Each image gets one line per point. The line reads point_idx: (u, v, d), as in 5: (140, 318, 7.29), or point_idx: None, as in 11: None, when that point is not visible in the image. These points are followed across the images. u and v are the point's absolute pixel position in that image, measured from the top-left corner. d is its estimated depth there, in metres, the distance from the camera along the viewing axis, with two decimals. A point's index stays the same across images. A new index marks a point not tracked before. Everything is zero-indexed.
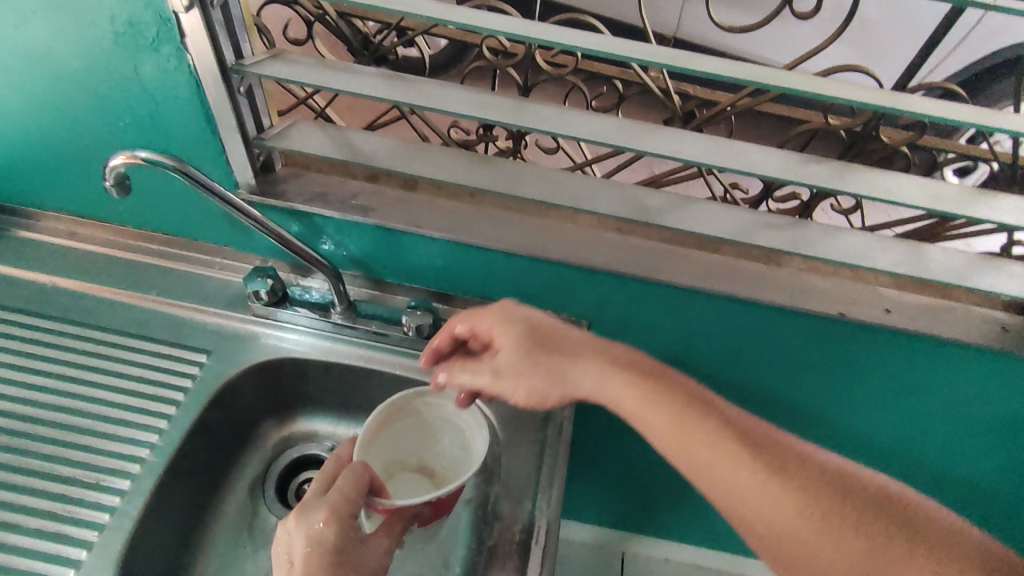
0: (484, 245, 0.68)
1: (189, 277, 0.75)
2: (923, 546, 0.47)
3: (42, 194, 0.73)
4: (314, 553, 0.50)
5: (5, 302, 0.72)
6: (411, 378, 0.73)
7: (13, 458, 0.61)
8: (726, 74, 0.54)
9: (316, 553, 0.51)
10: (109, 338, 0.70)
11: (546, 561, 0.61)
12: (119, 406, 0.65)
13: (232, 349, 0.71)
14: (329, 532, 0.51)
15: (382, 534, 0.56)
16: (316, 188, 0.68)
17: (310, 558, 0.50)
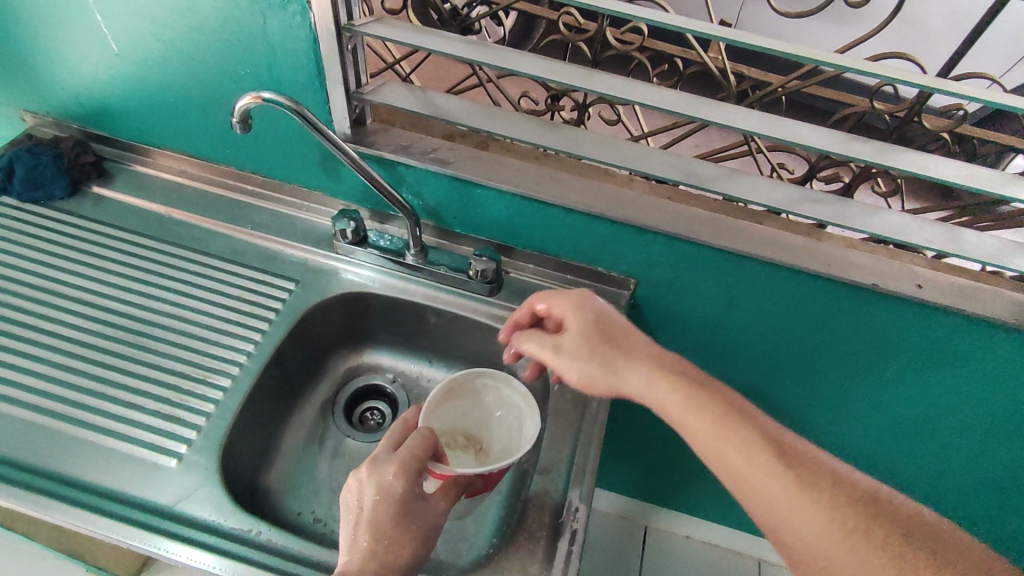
0: (546, 200, 0.75)
1: (282, 216, 0.85)
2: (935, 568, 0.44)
3: (162, 135, 0.84)
4: (382, 500, 0.56)
5: (126, 226, 0.83)
6: (470, 319, 0.81)
7: (132, 351, 0.71)
8: (801, 53, 0.56)
9: (385, 501, 0.56)
10: (211, 263, 0.80)
11: (585, 480, 0.67)
12: (220, 318, 0.75)
13: (317, 281, 0.80)
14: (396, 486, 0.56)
15: (442, 497, 0.59)
16: (401, 141, 0.77)
17: (377, 506, 0.55)
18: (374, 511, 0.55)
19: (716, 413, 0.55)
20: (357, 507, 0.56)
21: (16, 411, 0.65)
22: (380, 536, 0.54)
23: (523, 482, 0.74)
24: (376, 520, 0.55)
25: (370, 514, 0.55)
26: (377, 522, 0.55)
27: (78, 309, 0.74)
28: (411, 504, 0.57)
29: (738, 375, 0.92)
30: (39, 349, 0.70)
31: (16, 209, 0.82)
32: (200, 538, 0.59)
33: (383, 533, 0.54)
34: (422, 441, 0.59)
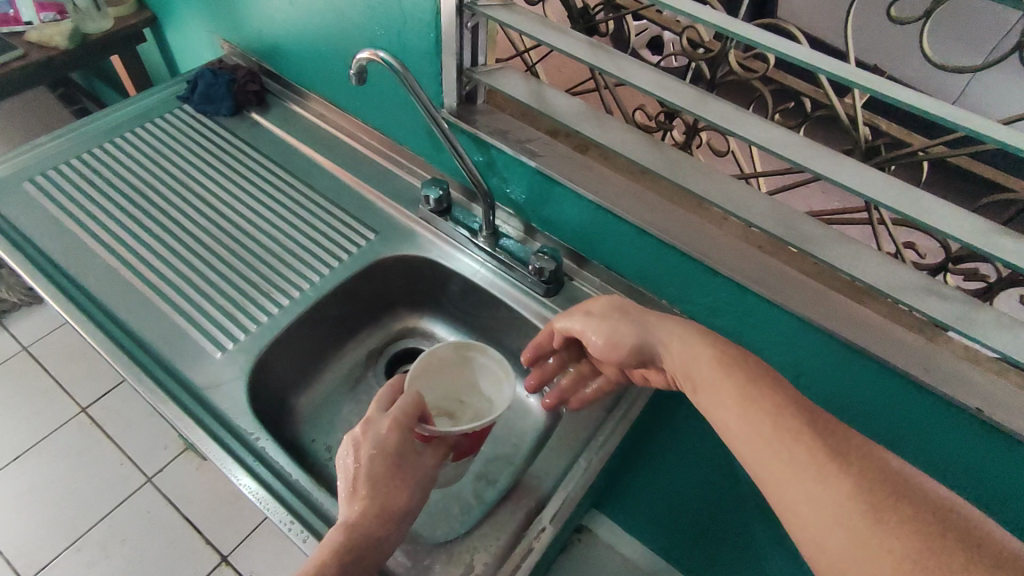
0: (621, 215, 0.72)
1: (386, 170, 0.91)
2: (897, 500, 0.41)
3: (313, 80, 0.94)
4: (371, 458, 0.56)
5: (262, 151, 0.95)
6: (519, 313, 0.81)
7: (223, 253, 0.81)
8: (931, 109, 0.50)
9: (380, 454, 0.56)
10: (314, 197, 0.88)
11: (595, 454, 0.68)
12: (300, 246, 0.83)
13: (394, 236, 0.85)
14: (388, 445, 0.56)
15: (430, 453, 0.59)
16: (501, 125, 0.78)
17: (374, 463, 0.55)
18: (369, 466, 0.55)
19: (749, 396, 0.51)
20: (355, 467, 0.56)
21: (126, 273, 0.77)
22: (377, 485, 0.55)
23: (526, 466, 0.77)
24: (372, 476, 0.55)
25: (367, 470, 0.55)
26: (372, 476, 0.55)
27: (200, 207, 0.86)
28: (406, 456, 0.57)
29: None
30: (161, 230, 0.82)
31: (192, 118, 0.98)
32: (217, 430, 0.66)
33: (378, 489, 0.55)
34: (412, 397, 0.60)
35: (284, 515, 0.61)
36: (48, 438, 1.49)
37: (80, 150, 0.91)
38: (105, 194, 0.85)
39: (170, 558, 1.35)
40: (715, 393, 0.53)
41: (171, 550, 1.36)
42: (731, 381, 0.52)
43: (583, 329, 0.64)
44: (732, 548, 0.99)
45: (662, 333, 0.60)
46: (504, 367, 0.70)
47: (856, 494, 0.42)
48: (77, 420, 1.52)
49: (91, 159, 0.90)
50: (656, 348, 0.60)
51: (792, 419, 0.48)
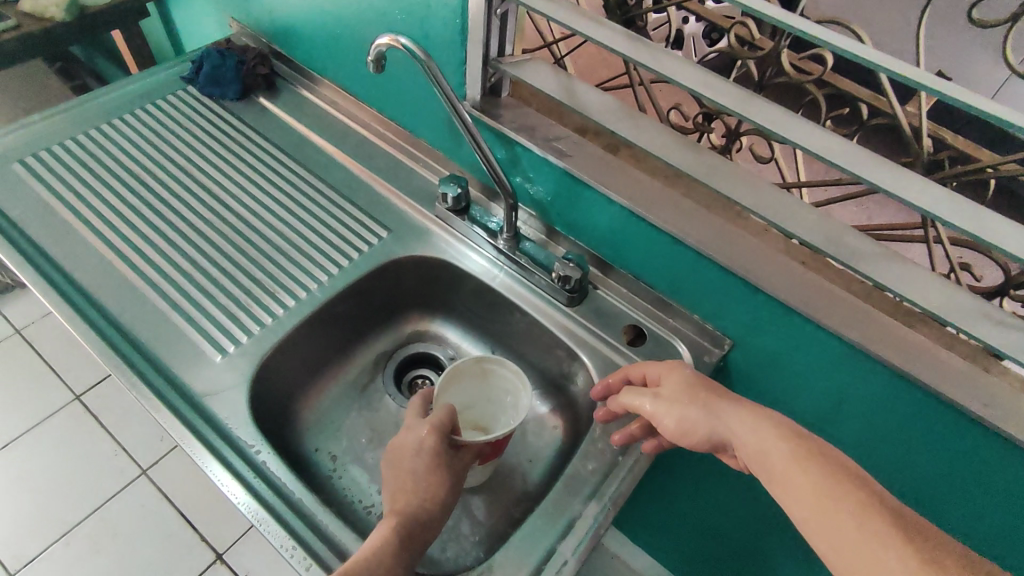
0: (655, 223, 0.67)
1: (400, 164, 0.86)
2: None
3: (326, 65, 0.89)
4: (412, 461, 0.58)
5: (270, 138, 0.89)
6: (540, 323, 0.76)
7: (227, 247, 0.76)
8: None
9: (420, 455, 0.57)
10: (324, 190, 0.83)
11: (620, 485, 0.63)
12: (309, 243, 0.78)
13: (408, 235, 0.81)
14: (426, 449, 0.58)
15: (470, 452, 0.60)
16: (528, 121, 0.73)
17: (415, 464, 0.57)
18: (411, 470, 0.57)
19: (824, 477, 0.48)
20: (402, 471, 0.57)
21: (123, 266, 0.72)
22: (419, 483, 0.56)
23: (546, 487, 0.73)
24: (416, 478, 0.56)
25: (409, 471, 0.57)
26: (416, 475, 0.56)
27: (204, 197, 0.81)
28: (445, 459, 0.58)
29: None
30: (161, 220, 0.77)
31: (196, 100, 0.93)
32: (218, 443, 0.62)
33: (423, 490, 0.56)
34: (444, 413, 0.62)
35: (287, 538, 0.57)
36: (40, 426, 1.45)
37: (77, 131, 0.86)
38: (102, 180, 0.80)
39: (163, 554, 1.31)
40: (781, 469, 0.50)
41: (163, 546, 1.32)
42: (802, 460, 0.49)
43: (653, 412, 0.61)
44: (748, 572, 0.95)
45: (730, 418, 0.56)
46: (522, 379, 0.68)
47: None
48: (71, 407, 1.48)
49: (88, 141, 0.84)
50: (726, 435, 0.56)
51: (868, 506, 0.45)
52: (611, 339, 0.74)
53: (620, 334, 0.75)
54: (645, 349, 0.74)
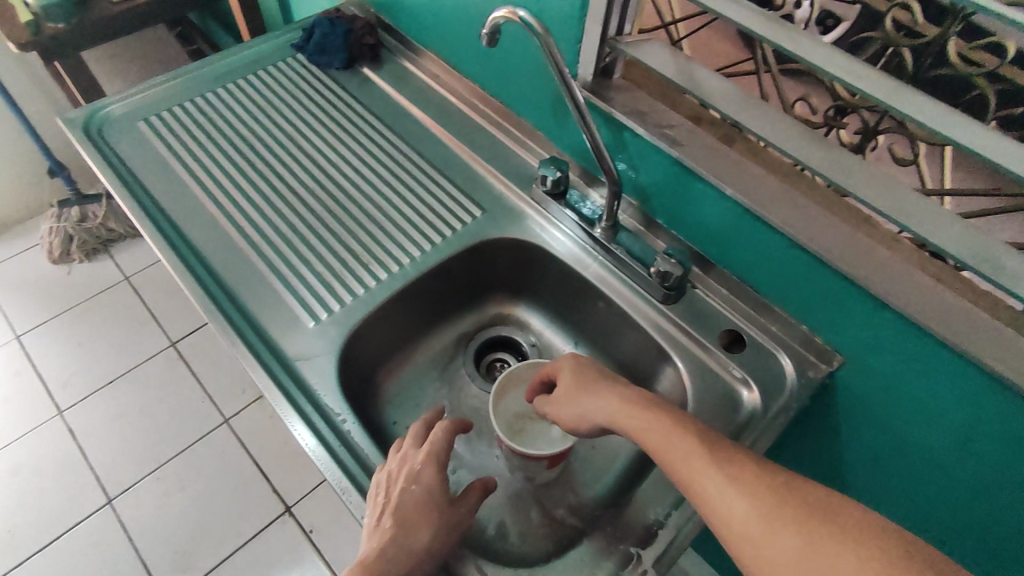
0: (771, 221, 0.61)
1: (500, 143, 0.85)
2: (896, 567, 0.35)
3: (434, 38, 0.88)
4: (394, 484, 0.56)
5: (373, 110, 0.90)
6: (631, 318, 0.73)
7: (326, 215, 0.77)
8: None
9: (417, 488, 0.55)
10: (422, 165, 0.83)
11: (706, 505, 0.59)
12: (404, 217, 0.78)
13: (503, 217, 0.79)
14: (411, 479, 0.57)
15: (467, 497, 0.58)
16: (639, 105, 0.69)
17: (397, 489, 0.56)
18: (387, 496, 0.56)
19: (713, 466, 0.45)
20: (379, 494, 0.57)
21: (229, 226, 0.75)
22: (409, 518, 0.54)
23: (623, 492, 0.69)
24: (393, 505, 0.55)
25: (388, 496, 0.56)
26: (402, 507, 0.54)
27: (307, 163, 0.82)
28: (441, 499, 0.56)
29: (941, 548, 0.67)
30: (266, 183, 0.80)
31: (306, 68, 0.95)
32: (305, 406, 0.63)
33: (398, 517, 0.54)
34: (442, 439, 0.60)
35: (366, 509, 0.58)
36: (139, 367, 1.56)
37: (195, 93, 0.89)
38: (215, 141, 0.83)
39: (236, 501, 1.39)
40: (675, 457, 0.47)
41: (238, 492, 1.40)
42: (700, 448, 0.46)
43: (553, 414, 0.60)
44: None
45: (608, 409, 0.55)
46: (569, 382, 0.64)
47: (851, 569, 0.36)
48: (167, 352, 1.58)
49: (205, 102, 0.88)
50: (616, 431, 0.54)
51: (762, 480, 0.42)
52: (707, 342, 0.68)
53: (717, 338, 0.69)
54: (743, 356, 0.67)
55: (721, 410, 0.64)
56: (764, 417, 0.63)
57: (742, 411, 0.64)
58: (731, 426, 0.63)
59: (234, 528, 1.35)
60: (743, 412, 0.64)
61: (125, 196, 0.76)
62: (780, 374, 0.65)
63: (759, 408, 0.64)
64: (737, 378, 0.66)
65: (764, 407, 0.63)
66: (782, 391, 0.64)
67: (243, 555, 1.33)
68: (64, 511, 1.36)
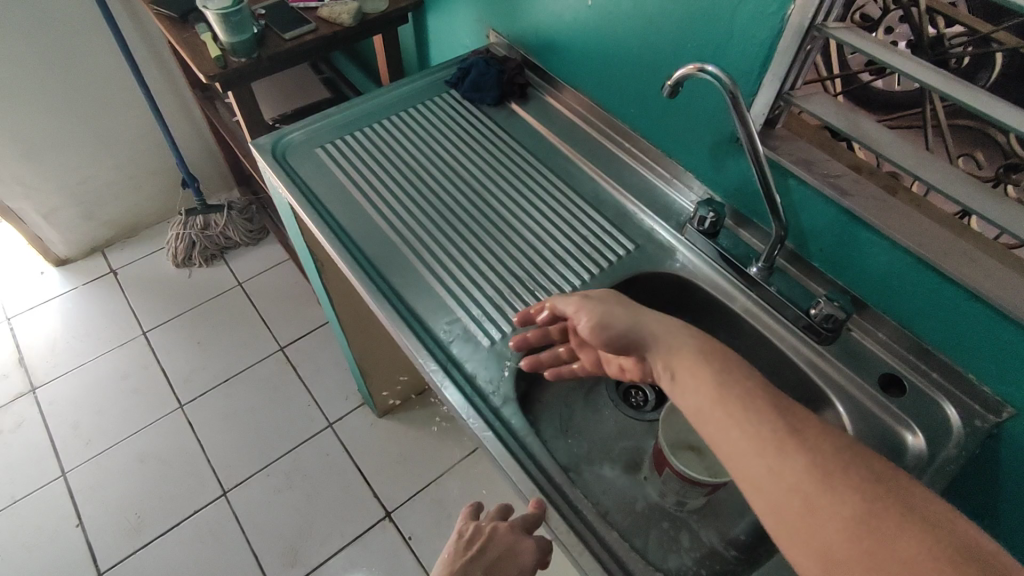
0: (948, 272, 0.63)
1: (648, 182, 0.91)
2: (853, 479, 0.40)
3: (587, 81, 0.95)
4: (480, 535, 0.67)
5: (525, 146, 0.97)
6: (786, 355, 0.75)
7: (491, 242, 0.84)
8: None
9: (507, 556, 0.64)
10: (575, 199, 0.89)
11: None
12: (564, 247, 0.83)
13: (653, 252, 0.84)
14: (485, 546, 0.65)
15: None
16: (804, 154, 0.73)
17: (476, 544, 0.66)
18: (463, 540, 0.68)
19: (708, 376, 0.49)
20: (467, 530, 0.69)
21: (407, 250, 0.82)
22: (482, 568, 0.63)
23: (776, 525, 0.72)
24: (456, 554, 0.66)
25: (464, 543, 0.67)
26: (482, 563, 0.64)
27: (471, 194, 0.89)
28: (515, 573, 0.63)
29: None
30: (436, 211, 0.87)
31: (459, 104, 1.02)
32: (491, 421, 0.68)
33: (452, 565, 0.64)
34: (536, 547, 0.64)
35: (559, 521, 0.62)
36: (251, 368, 1.66)
37: (364, 125, 0.98)
38: (387, 170, 0.91)
39: (340, 502, 1.46)
40: (676, 361, 0.51)
41: (342, 494, 1.47)
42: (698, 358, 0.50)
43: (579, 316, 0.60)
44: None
45: (650, 325, 0.54)
46: None
47: (810, 469, 0.41)
48: (275, 356, 1.69)
49: (373, 133, 0.96)
50: (650, 350, 0.54)
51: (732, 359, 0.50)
52: (865, 384, 0.71)
53: (876, 380, 0.71)
54: (904, 401, 0.69)
55: (885, 452, 0.67)
56: (931, 463, 0.65)
57: (906, 455, 0.66)
58: (895, 468, 0.65)
59: (338, 528, 1.42)
60: (906, 457, 0.66)
61: (316, 219, 0.84)
62: (944, 422, 0.67)
63: (925, 454, 0.65)
64: (900, 421, 0.68)
65: (930, 453, 0.65)
66: (948, 440, 0.66)
67: (347, 554, 1.39)
68: (183, 499, 1.45)
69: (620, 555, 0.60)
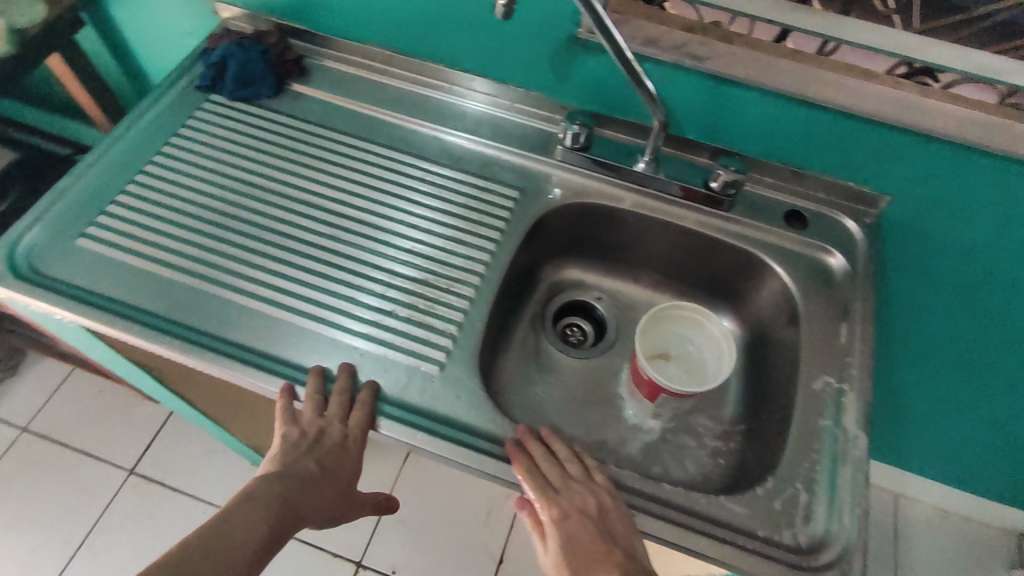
0: (818, 100, 0.66)
1: (491, 119, 0.81)
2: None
3: (372, 29, 0.79)
4: (341, 470, 0.58)
5: (337, 128, 0.80)
6: (702, 234, 0.75)
7: (370, 257, 0.69)
8: None
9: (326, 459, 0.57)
10: (429, 167, 0.77)
11: (858, 364, 0.66)
12: (449, 226, 0.72)
13: (535, 189, 0.77)
14: (332, 488, 0.57)
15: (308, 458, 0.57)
16: (647, 32, 0.69)
17: (327, 461, 0.57)
18: (294, 464, 0.56)
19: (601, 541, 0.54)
20: (314, 431, 0.58)
21: (282, 312, 0.65)
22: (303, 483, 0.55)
23: (756, 385, 0.76)
24: (292, 496, 0.54)
25: (304, 457, 0.57)
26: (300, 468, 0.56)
27: (315, 213, 0.72)
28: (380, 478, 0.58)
29: (997, 312, 0.80)
30: (283, 249, 0.69)
31: (228, 108, 0.80)
32: (494, 451, 0.59)
33: (275, 516, 0.53)
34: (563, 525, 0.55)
35: (609, 509, 0.57)
36: (104, 515, 1.31)
37: (120, 180, 0.73)
38: (192, 227, 0.69)
39: None
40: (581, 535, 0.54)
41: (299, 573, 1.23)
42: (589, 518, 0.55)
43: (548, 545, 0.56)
44: (899, 402, 1.02)
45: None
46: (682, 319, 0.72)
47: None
48: (130, 483, 1.34)
49: (142, 189, 0.72)
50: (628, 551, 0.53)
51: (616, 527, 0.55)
52: (776, 228, 0.75)
53: (782, 221, 0.75)
54: (812, 229, 0.75)
55: (820, 280, 0.72)
56: (856, 274, 0.72)
57: (834, 276, 0.72)
58: (835, 293, 0.71)
59: None
60: (835, 277, 0.72)
61: (144, 334, 0.62)
62: (849, 234, 0.74)
63: (848, 268, 0.72)
64: (818, 249, 0.73)
65: (850, 263, 0.72)
66: (858, 248, 0.73)
67: None
68: None
69: (684, 503, 0.58)
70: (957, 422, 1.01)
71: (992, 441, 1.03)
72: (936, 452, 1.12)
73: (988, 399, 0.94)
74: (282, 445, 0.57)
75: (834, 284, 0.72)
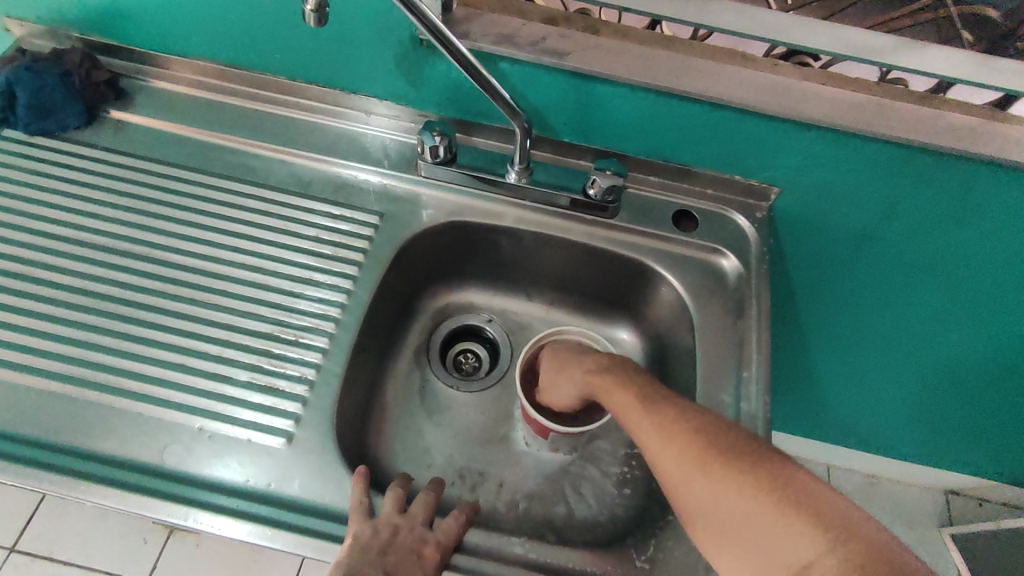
0: (691, 94, 0.59)
1: (346, 134, 0.72)
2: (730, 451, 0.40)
3: (192, 41, 0.68)
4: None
5: (164, 159, 0.69)
6: (588, 245, 0.69)
7: (204, 311, 0.60)
8: None
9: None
10: (274, 198, 0.67)
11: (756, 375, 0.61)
12: (299, 265, 0.63)
13: (401, 212, 0.69)
14: None
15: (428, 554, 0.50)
16: (500, 28, 0.60)
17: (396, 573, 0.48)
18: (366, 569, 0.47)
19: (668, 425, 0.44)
20: (389, 530, 0.50)
21: (94, 394, 0.55)
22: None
23: None
24: None
25: (374, 564, 0.47)
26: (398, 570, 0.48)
27: (138, 265, 0.62)
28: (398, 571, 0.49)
29: (892, 294, 0.78)
30: (96, 313, 0.58)
31: (28, 146, 0.68)
32: None
33: None
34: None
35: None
36: None
37: None
38: None
39: None
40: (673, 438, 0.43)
41: None
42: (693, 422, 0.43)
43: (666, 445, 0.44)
44: (816, 385, 1.00)
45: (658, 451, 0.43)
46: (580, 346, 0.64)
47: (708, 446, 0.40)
48: (11, 562, 1.17)
49: None
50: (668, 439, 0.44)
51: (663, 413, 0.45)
52: (665, 232, 0.69)
53: (670, 223, 0.69)
54: (702, 230, 0.69)
55: (713, 285, 0.67)
56: (749, 275, 0.67)
57: (727, 279, 0.67)
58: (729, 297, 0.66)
59: None
60: (729, 280, 0.67)
61: None
62: (742, 232, 0.69)
63: (740, 269, 0.67)
64: (709, 252, 0.68)
65: (742, 264, 0.67)
66: (750, 246, 0.68)
67: None
68: None
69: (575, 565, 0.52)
70: (872, 399, 1.00)
71: (906, 414, 1.02)
72: (856, 428, 1.11)
73: (898, 377, 0.93)
74: (350, 550, 0.48)
75: (728, 287, 0.67)
